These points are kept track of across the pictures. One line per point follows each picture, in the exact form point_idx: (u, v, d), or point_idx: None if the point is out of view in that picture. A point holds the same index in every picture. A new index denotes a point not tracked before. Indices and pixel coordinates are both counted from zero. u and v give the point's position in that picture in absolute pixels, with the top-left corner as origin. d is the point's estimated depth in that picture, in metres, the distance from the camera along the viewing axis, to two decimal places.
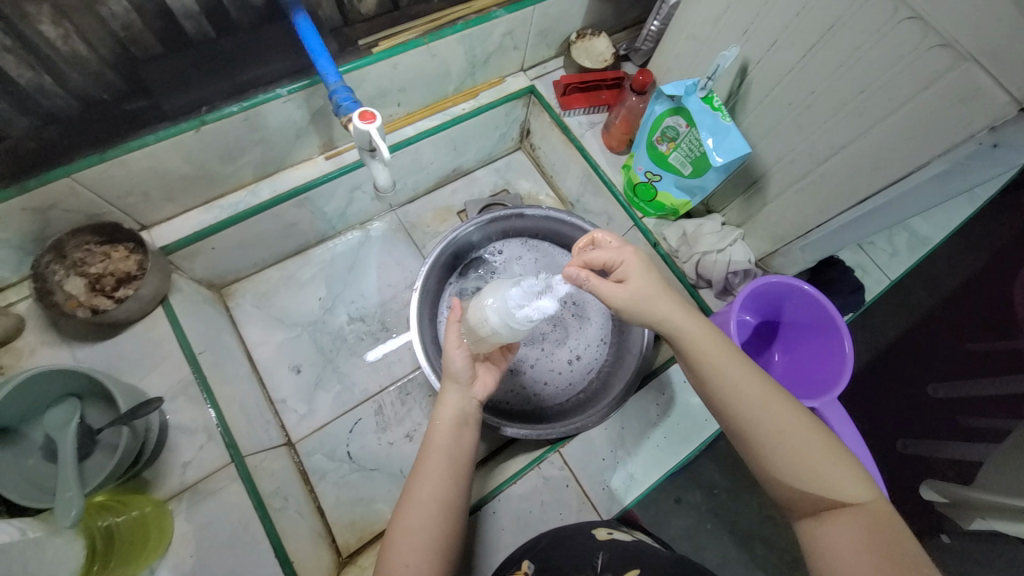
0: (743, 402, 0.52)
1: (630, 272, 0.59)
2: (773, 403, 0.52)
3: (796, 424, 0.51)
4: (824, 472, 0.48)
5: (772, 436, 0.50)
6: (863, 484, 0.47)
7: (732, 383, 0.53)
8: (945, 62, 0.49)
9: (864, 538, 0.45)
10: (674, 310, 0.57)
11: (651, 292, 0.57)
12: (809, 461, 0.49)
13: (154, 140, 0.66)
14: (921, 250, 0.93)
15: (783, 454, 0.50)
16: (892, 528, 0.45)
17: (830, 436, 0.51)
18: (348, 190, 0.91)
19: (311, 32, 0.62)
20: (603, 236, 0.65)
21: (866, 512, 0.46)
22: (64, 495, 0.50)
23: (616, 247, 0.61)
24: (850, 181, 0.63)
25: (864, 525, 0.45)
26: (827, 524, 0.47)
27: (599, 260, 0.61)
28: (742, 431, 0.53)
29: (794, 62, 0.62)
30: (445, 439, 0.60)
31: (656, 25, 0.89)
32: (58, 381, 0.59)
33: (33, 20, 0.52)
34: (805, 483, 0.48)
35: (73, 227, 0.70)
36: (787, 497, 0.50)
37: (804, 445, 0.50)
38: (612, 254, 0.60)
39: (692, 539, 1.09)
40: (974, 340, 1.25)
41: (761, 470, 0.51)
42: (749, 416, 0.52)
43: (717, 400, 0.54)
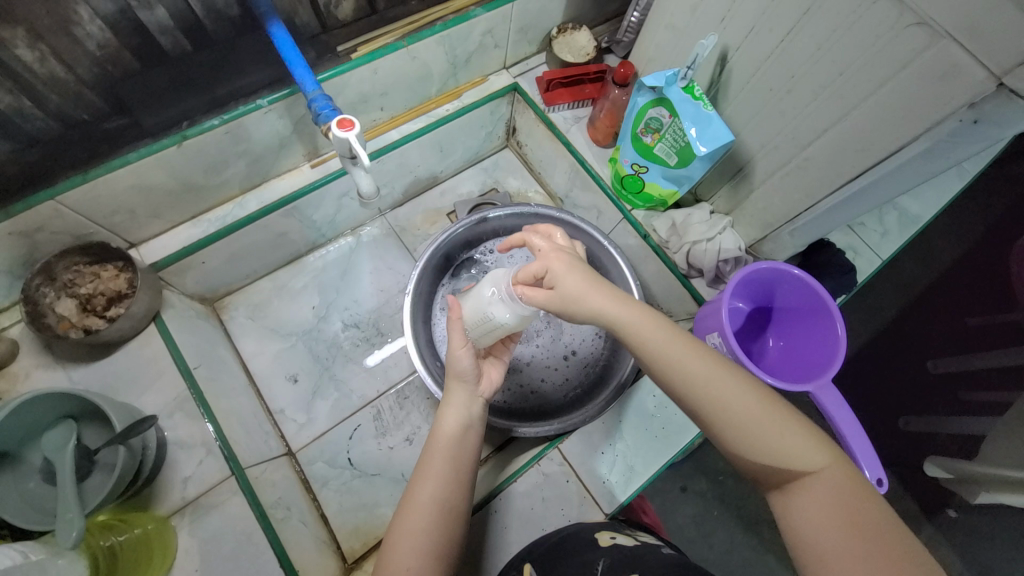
0: (699, 389, 0.52)
1: (559, 278, 0.58)
2: (727, 383, 0.51)
3: (753, 400, 0.51)
4: (786, 444, 0.48)
5: (731, 417, 0.50)
6: (821, 451, 0.48)
7: (685, 370, 0.53)
8: (922, 40, 0.49)
9: (831, 507, 0.45)
10: (610, 304, 0.56)
11: (579, 296, 0.56)
12: (771, 437, 0.49)
13: (137, 157, 0.65)
14: (912, 228, 0.93)
15: (744, 433, 0.50)
16: (857, 493, 0.46)
17: (787, 407, 0.51)
18: (336, 197, 0.91)
19: (287, 41, 0.62)
20: (535, 238, 0.62)
21: (829, 479, 0.47)
22: (65, 516, 0.50)
23: (542, 253, 0.60)
24: (834, 163, 0.63)
25: (829, 492, 0.46)
26: (796, 496, 0.47)
27: (529, 273, 0.60)
28: (703, 416, 0.52)
29: (773, 47, 0.62)
30: (449, 439, 0.60)
31: (636, 16, 0.89)
32: (54, 403, 0.59)
33: (7, 44, 0.52)
34: (770, 459, 0.49)
35: (61, 248, 0.70)
36: (757, 473, 0.50)
37: (764, 420, 0.50)
38: (536, 265, 0.60)
39: (697, 527, 1.09)
40: (970, 315, 1.25)
41: (728, 451, 0.51)
42: (705, 401, 0.52)
43: (674, 389, 0.54)
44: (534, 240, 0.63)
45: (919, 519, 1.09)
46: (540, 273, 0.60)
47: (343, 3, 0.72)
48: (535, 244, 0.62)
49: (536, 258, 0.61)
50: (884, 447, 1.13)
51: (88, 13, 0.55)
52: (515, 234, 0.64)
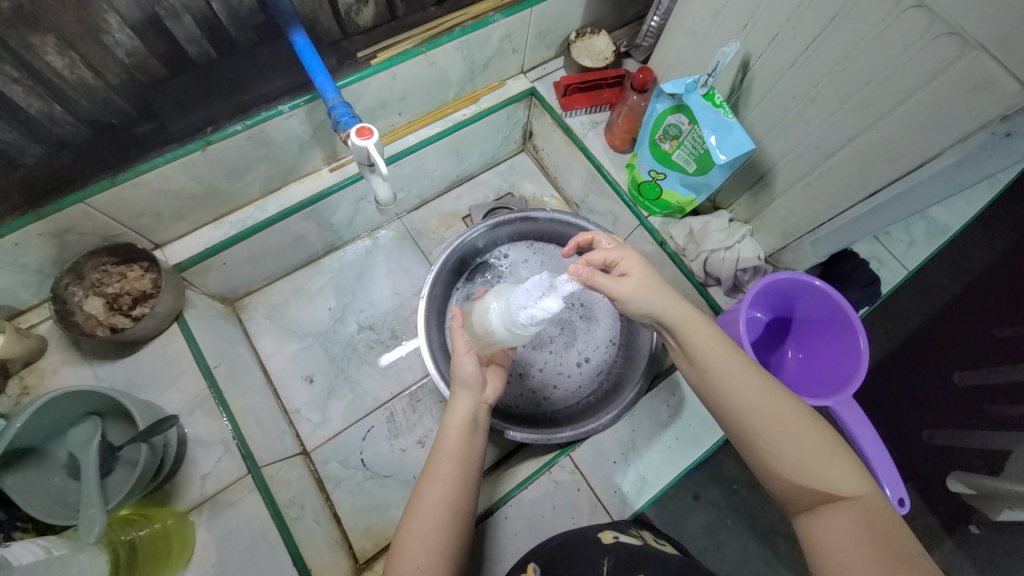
0: (741, 396, 0.52)
1: (631, 268, 0.59)
2: (771, 396, 0.52)
3: (794, 416, 0.50)
4: (823, 464, 0.48)
5: (772, 430, 0.50)
6: (858, 477, 0.48)
7: (730, 376, 0.53)
8: (953, 50, 0.47)
9: (861, 531, 0.44)
10: (675, 303, 0.58)
11: (651, 285, 0.58)
12: (808, 453, 0.49)
13: (162, 162, 0.67)
14: (940, 239, 0.90)
15: (781, 446, 0.49)
16: (890, 523, 0.45)
17: (830, 430, 0.51)
18: (353, 201, 0.92)
19: (309, 49, 0.63)
20: (604, 238, 0.65)
21: (863, 504, 0.46)
22: (87, 512, 0.52)
23: (614, 247, 0.62)
24: (859, 174, 0.62)
25: (863, 518, 0.45)
26: (826, 517, 0.46)
27: (599, 258, 0.61)
28: (739, 424, 0.52)
29: (797, 55, 0.61)
30: (456, 442, 0.60)
31: (656, 20, 0.88)
32: (81, 399, 0.61)
33: (39, 51, 0.54)
34: (802, 475, 0.48)
35: (89, 249, 0.72)
36: (785, 490, 0.49)
37: (803, 437, 0.49)
38: (610, 252, 0.61)
39: (710, 538, 1.08)
40: (1000, 328, 1.21)
41: (759, 464, 0.51)
42: (746, 409, 0.52)
43: (716, 393, 0.54)
44: (603, 239, 0.65)
45: (942, 539, 1.05)
46: (611, 261, 0.60)
47: (363, 9, 0.72)
48: (602, 242, 0.65)
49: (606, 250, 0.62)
50: (907, 462, 1.10)
51: (117, 22, 0.56)
52: (583, 234, 0.67)
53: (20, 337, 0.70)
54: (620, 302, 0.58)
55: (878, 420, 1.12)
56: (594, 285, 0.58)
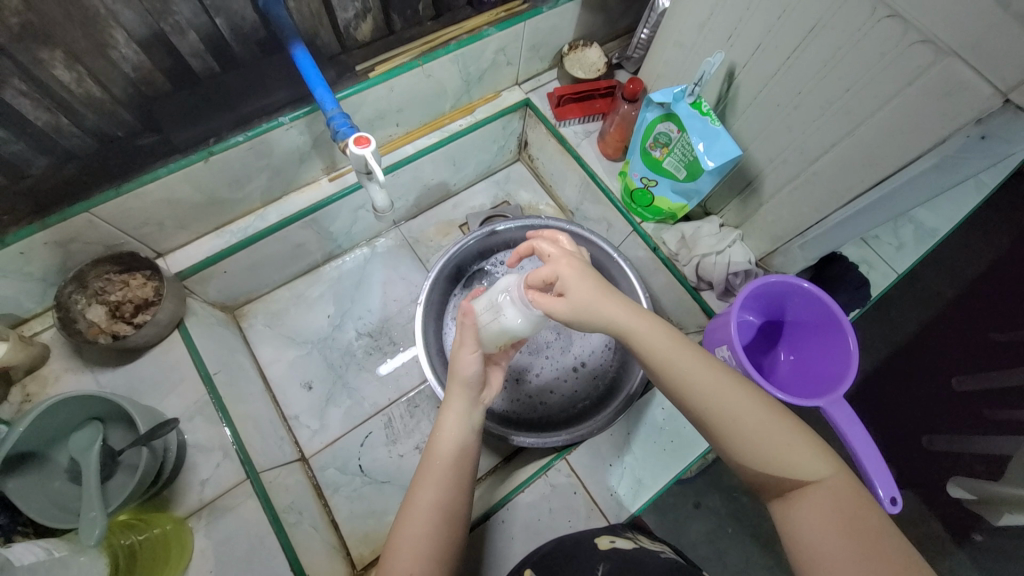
0: (701, 397, 0.53)
1: (569, 284, 0.59)
2: (730, 390, 0.52)
3: (756, 408, 0.51)
4: (788, 453, 0.49)
5: (737, 424, 0.51)
6: (825, 461, 0.49)
7: (687, 373, 0.54)
8: (927, 57, 0.50)
9: (829, 516, 0.46)
10: (617, 308, 0.58)
11: (590, 300, 0.58)
12: (771, 443, 0.49)
13: (166, 173, 0.69)
14: (929, 242, 0.91)
15: (747, 439, 0.50)
16: (855, 502, 0.46)
17: (793, 418, 0.52)
18: (352, 209, 0.94)
19: (308, 62, 0.65)
20: (541, 244, 0.65)
21: (829, 488, 0.47)
22: (88, 514, 0.52)
23: (551, 259, 0.62)
24: (844, 178, 0.63)
25: (829, 501, 0.47)
26: (796, 504, 0.48)
27: (539, 277, 0.62)
28: (703, 420, 0.53)
29: (780, 64, 0.63)
30: (450, 445, 0.60)
31: (646, 33, 0.91)
32: (83, 404, 0.62)
33: (47, 65, 0.56)
34: (770, 465, 0.49)
35: (93, 258, 0.74)
36: (756, 479, 0.51)
37: (767, 428, 0.50)
38: (546, 269, 0.61)
39: (710, 547, 1.07)
40: (994, 332, 1.22)
41: (731, 459, 0.52)
42: (707, 405, 0.52)
43: (676, 392, 0.55)
44: (543, 247, 0.65)
45: (944, 544, 1.05)
46: (549, 278, 0.61)
47: (362, 24, 0.76)
48: (541, 249, 0.64)
49: (547, 263, 0.62)
50: (904, 467, 1.10)
51: (124, 37, 0.59)
52: (522, 242, 0.67)
53: (23, 345, 0.71)
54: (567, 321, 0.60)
55: (874, 424, 1.13)
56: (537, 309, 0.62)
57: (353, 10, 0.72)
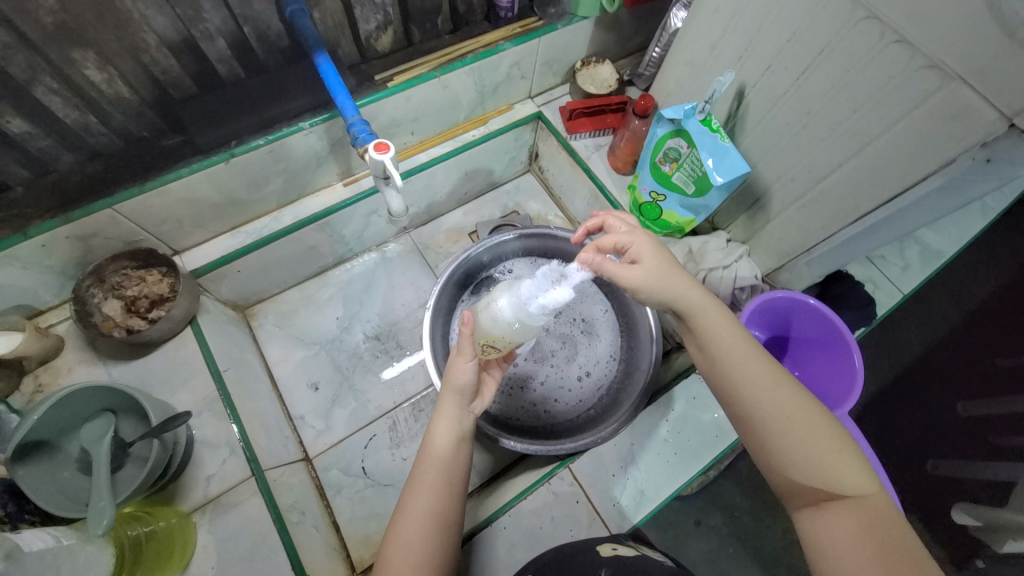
0: (752, 390, 0.53)
1: (642, 253, 0.60)
2: (785, 392, 0.52)
3: (806, 415, 0.51)
4: (831, 464, 0.49)
5: (783, 425, 0.51)
6: (866, 478, 0.48)
7: (745, 371, 0.54)
8: (933, 81, 0.51)
9: (862, 532, 0.46)
10: (688, 286, 0.59)
11: (664, 272, 0.59)
12: (814, 452, 0.49)
13: (188, 172, 0.71)
14: (935, 263, 0.92)
15: (789, 443, 0.50)
16: (890, 523, 0.46)
17: (841, 430, 0.51)
18: (365, 214, 0.96)
19: (332, 71, 0.67)
20: (615, 220, 0.65)
21: (866, 506, 0.47)
22: (98, 504, 0.53)
23: (625, 231, 0.62)
24: (850, 197, 0.64)
25: (863, 517, 0.46)
26: (826, 516, 0.48)
27: (609, 243, 0.62)
28: (748, 418, 0.54)
29: (788, 85, 0.65)
30: (443, 454, 0.61)
31: (658, 51, 0.93)
32: (96, 395, 0.63)
33: (79, 65, 0.58)
34: (809, 473, 0.49)
35: (111, 253, 0.76)
36: (789, 486, 0.51)
37: (813, 436, 0.50)
38: (621, 237, 0.61)
39: (711, 565, 1.06)
40: (1000, 356, 1.22)
41: (767, 460, 0.52)
42: (758, 403, 0.53)
43: (729, 386, 0.55)
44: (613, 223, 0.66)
45: (948, 571, 1.03)
46: (622, 245, 0.61)
47: (383, 36, 0.79)
48: (614, 224, 0.65)
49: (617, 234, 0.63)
50: (908, 490, 1.09)
51: (155, 41, 0.61)
52: (592, 217, 0.67)
53: (39, 336, 0.72)
54: (631, 289, 0.59)
55: (879, 446, 1.12)
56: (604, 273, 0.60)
57: (375, 22, 0.75)
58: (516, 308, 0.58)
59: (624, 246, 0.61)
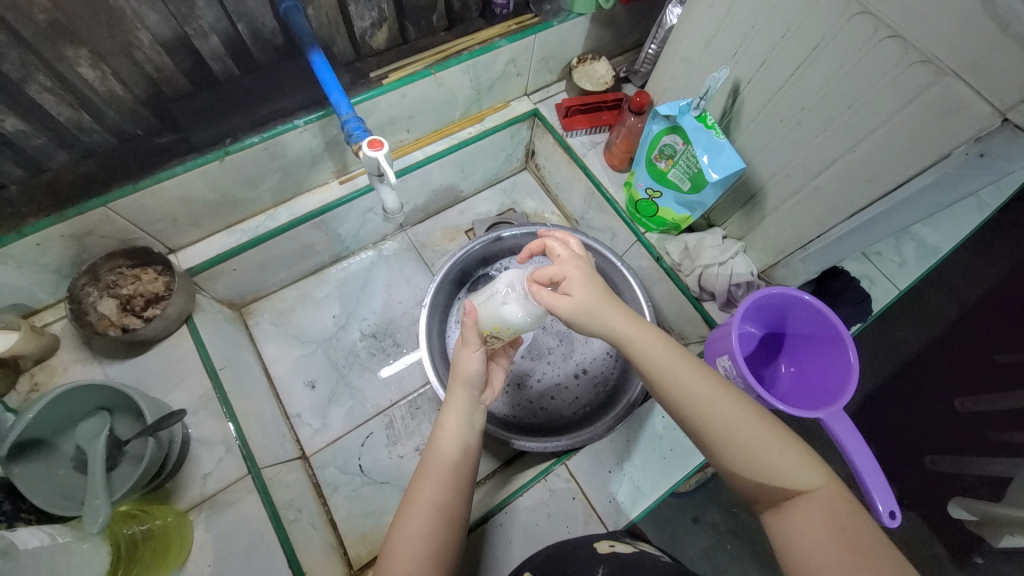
0: (693, 404, 0.53)
1: (575, 285, 0.57)
2: (721, 402, 0.52)
3: (749, 419, 0.52)
4: (779, 464, 0.49)
5: (727, 434, 0.51)
6: (815, 471, 0.49)
7: (683, 384, 0.54)
8: (927, 77, 0.51)
9: (822, 526, 0.46)
10: (616, 315, 0.56)
11: (595, 304, 0.56)
12: (763, 455, 0.50)
13: (183, 170, 0.71)
14: (931, 259, 0.92)
15: (739, 451, 0.51)
16: (846, 512, 0.47)
17: (783, 427, 0.52)
18: (361, 212, 0.96)
19: (326, 67, 0.67)
20: (553, 243, 0.61)
21: (820, 498, 0.48)
22: (93, 503, 0.53)
23: (562, 260, 0.59)
24: (845, 192, 0.64)
25: (820, 511, 0.47)
26: (788, 515, 0.48)
27: (545, 275, 0.59)
28: (697, 433, 0.53)
29: (783, 81, 0.65)
30: (450, 446, 0.61)
31: (653, 47, 0.94)
32: (91, 394, 0.63)
33: (72, 63, 0.58)
34: (763, 476, 0.50)
35: (107, 252, 0.75)
36: (750, 490, 0.51)
37: (760, 438, 0.51)
38: (555, 268, 0.59)
39: (708, 562, 1.07)
40: (997, 352, 1.22)
41: (725, 469, 0.52)
42: (701, 417, 0.52)
43: (671, 403, 0.55)
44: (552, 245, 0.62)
45: (944, 565, 1.04)
46: (556, 278, 0.59)
47: (377, 33, 0.79)
48: (552, 248, 0.61)
49: (554, 262, 0.60)
50: (905, 486, 1.10)
51: (148, 38, 0.61)
52: (535, 240, 0.65)
53: (35, 335, 0.72)
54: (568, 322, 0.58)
55: (876, 442, 1.13)
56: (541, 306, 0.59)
57: (369, 19, 0.75)
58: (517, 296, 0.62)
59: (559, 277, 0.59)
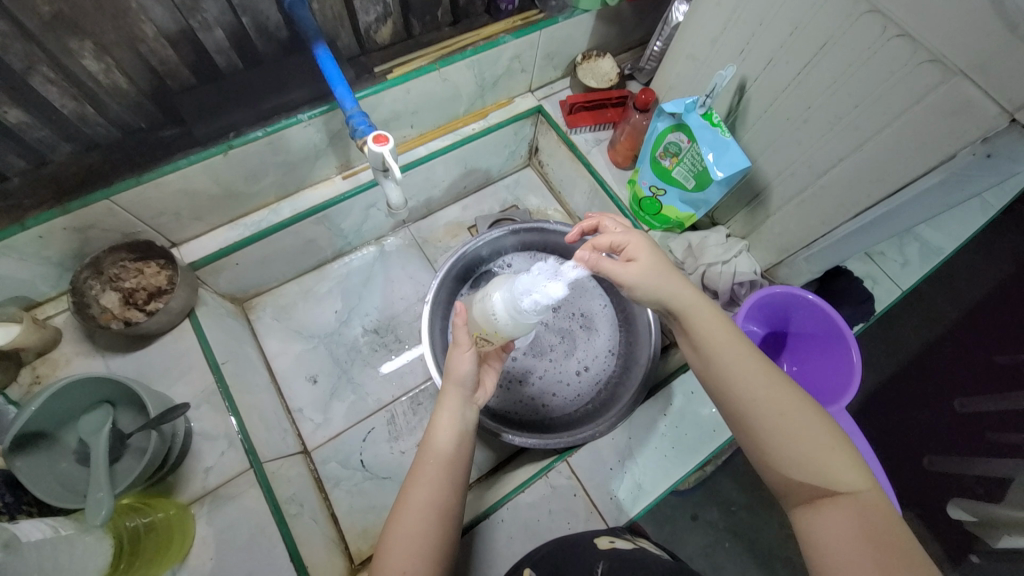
0: (745, 386, 0.54)
1: (639, 253, 0.60)
2: (775, 388, 0.53)
3: (800, 411, 0.52)
4: (823, 459, 0.49)
5: (776, 420, 0.51)
6: (860, 474, 0.49)
7: (736, 368, 0.55)
8: (935, 76, 0.51)
9: (856, 526, 0.46)
10: (681, 286, 0.59)
11: (660, 270, 0.59)
12: (806, 446, 0.50)
13: (186, 164, 0.70)
14: (934, 260, 0.92)
15: (782, 439, 0.51)
16: (886, 519, 0.46)
17: (832, 425, 0.52)
18: (364, 207, 0.96)
19: (330, 61, 0.66)
20: (609, 220, 0.66)
21: (861, 501, 0.47)
22: (96, 495, 0.53)
23: (621, 231, 0.63)
24: (850, 192, 0.64)
25: (859, 512, 0.46)
26: (823, 511, 0.47)
27: (605, 243, 0.63)
28: (742, 417, 0.54)
29: (790, 79, 0.64)
30: (444, 446, 0.61)
31: (659, 45, 0.93)
32: (94, 387, 0.63)
33: (76, 55, 0.58)
34: (801, 467, 0.49)
35: (110, 245, 0.75)
36: (782, 482, 0.51)
37: (805, 432, 0.50)
38: (617, 236, 0.62)
39: (708, 559, 1.07)
40: (998, 354, 1.22)
41: (762, 457, 0.52)
42: (749, 399, 0.53)
43: (720, 384, 0.55)
44: (608, 224, 0.66)
45: (943, 565, 1.04)
46: (617, 245, 0.62)
47: (382, 28, 0.78)
48: (608, 224, 0.66)
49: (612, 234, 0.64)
50: (905, 486, 1.10)
51: (152, 31, 0.61)
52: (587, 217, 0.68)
53: (37, 328, 0.72)
54: (627, 286, 0.60)
55: (877, 442, 1.13)
56: (600, 270, 0.61)
57: (374, 13, 0.74)
58: (509, 303, 0.60)
59: (621, 246, 0.62)
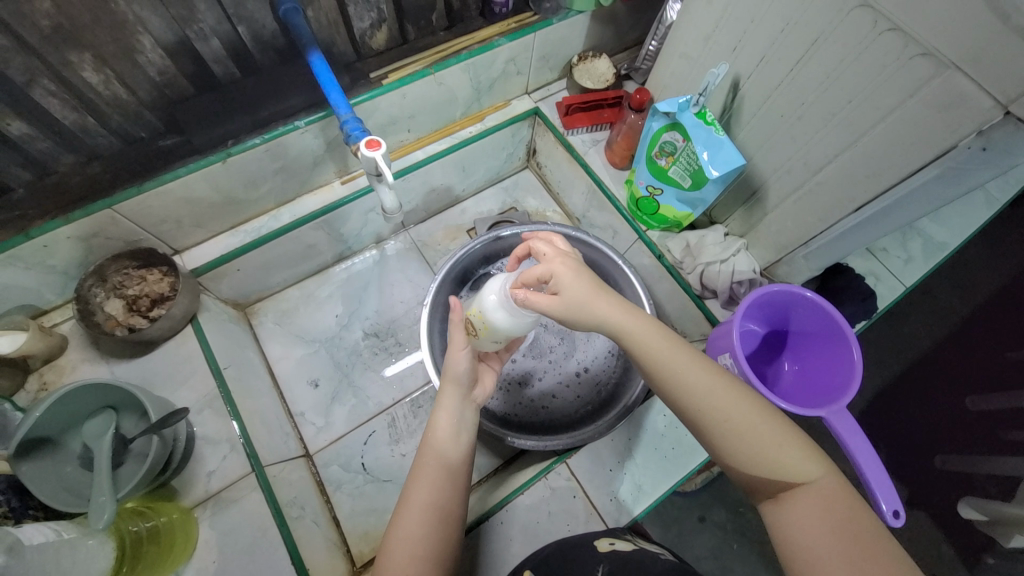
0: (694, 395, 0.52)
1: (562, 284, 0.57)
2: (724, 394, 0.52)
3: (754, 413, 0.51)
4: (779, 458, 0.49)
5: (730, 425, 0.51)
6: (815, 464, 0.49)
7: (683, 377, 0.53)
8: (928, 70, 0.50)
9: (822, 518, 0.46)
10: (610, 307, 0.56)
11: (584, 302, 0.56)
12: (764, 448, 0.49)
13: (186, 172, 0.71)
14: (938, 256, 0.91)
15: (742, 443, 0.50)
16: (845, 505, 0.46)
17: (785, 418, 0.52)
18: (362, 212, 0.97)
19: (325, 69, 0.67)
20: (538, 243, 0.62)
21: (820, 491, 0.47)
22: (98, 499, 0.54)
23: (546, 258, 0.60)
24: (846, 189, 0.64)
25: (820, 503, 0.47)
26: (788, 507, 0.48)
27: (533, 275, 0.60)
28: (697, 424, 0.53)
29: (783, 76, 0.64)
30: (439, 446, 0.61)
31: (654, 44, 0.93)
32: (97, 393, 0.64)
33: (76, 68, 0.59)
34: (759, 468, 0.49)
35: (113, 253, 0.77)
36: (746, 480, 0.51)
37: (761, 432, 0.50)
38: (541, 268, 0.59)
39: (714, 562, 1.06)
40: (1009, 350, 1.20)
41: (722, 459, 0.52)
42: (702, 409, 0.52)
43: (671, 396, 0.54)
44: (539, 246, 0.63)
45: (954, 566, 1.02)
46: (544, 277, 0.59)
47: (377, 34, 0.79)
48: (537, 248, 0.62)
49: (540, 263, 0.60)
50: (914, 485, 1.08)
51: (150, 42, 0.62)
52: (521, 244, 0.66)
53: (43, 335, 0.73)
54: (557, 321, 0.58)
55: (884, 442, 1.11)
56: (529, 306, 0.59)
57: (368, 20, 0.75)
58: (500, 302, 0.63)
59: (547, 278, 0.59)
